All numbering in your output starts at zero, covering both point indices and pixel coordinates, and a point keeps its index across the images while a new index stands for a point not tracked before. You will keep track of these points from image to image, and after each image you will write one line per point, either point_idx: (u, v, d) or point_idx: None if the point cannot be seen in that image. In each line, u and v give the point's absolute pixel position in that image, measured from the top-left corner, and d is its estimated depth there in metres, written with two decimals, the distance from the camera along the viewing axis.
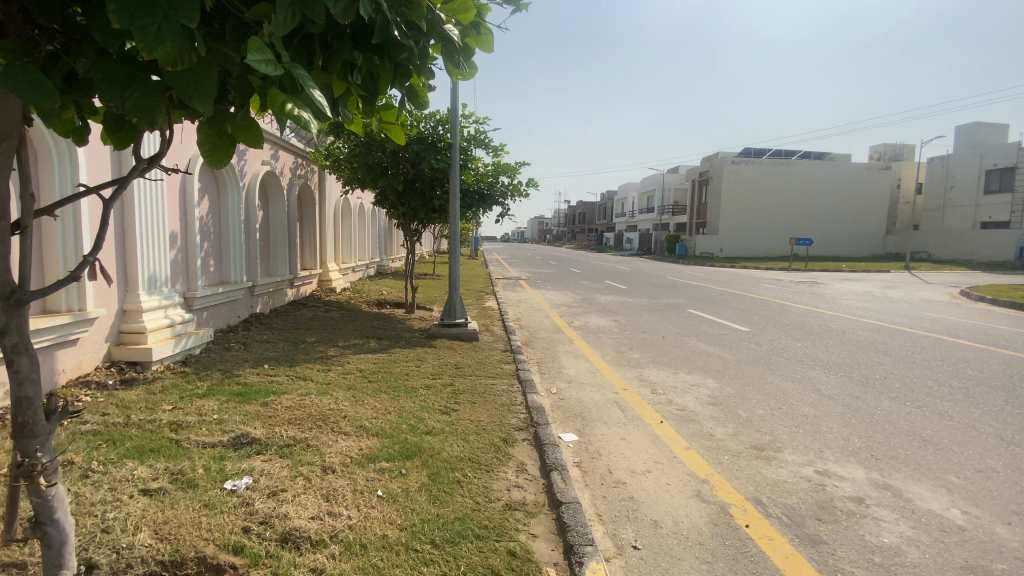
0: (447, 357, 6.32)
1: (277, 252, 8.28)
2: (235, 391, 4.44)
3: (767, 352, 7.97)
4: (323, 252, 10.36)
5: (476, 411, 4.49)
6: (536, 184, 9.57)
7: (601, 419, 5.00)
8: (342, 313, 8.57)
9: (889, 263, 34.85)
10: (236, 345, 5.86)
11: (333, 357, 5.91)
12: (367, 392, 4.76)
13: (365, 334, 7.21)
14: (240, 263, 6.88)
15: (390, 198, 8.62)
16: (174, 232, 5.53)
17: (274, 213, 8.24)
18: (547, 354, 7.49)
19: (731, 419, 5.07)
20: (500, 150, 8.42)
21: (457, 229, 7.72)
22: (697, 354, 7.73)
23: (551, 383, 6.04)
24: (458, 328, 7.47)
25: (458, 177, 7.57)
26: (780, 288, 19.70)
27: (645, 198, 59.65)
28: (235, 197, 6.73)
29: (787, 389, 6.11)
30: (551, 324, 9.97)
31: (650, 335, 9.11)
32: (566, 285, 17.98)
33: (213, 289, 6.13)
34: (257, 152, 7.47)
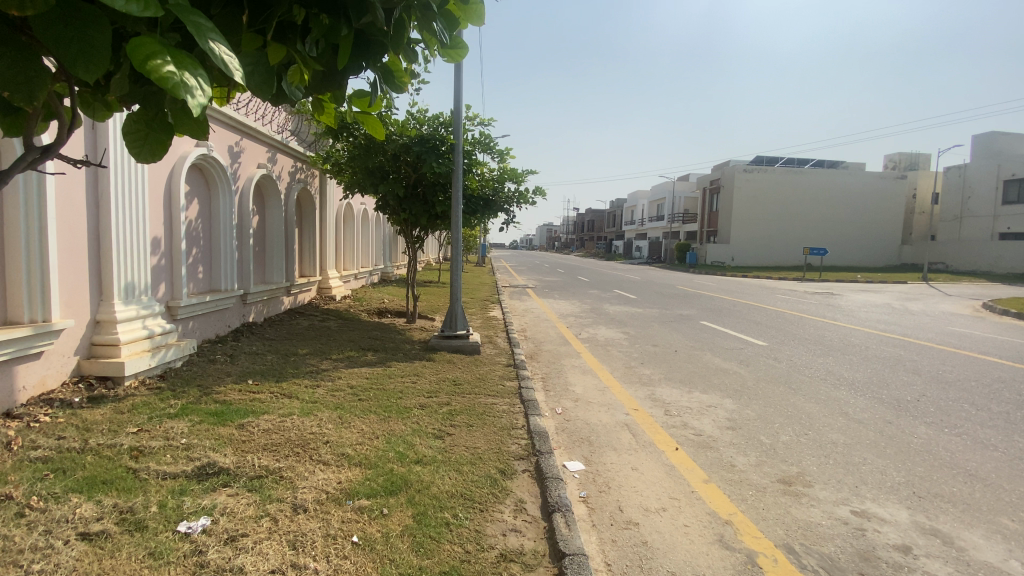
0: (446, 372, 5.93)
1: (273, 259, 7.96)
2: (211, 410, 4.08)
3: (787, 369, 7.49)
4: (323, 259, 10.05)
5: (472, 436, 4.08)
6: (543, 191, 9.21)
7: (611, 445, 4.58)
8: (339, 323, 8.23)
9: (905, 273, 34.02)
10: (222, 358, 5.52)
11: (325, 371, 5.54)
12: (355, 412, 4.37)
13: (361, 345, 6.84)
14: (232, 270, 6.56)
15: (390, 204, 8.30)
16: (158, 236, 5.20)
17: (270, 218, 7.93)
18: (553, 369, 7.08)
19: (753, 447, 4.62)
20: (506, 154, 8.07)
21: (459, 236, 7.34)
22: (712, 371, 7.28)
23: (556, 402, 5.62)
24: (459, 340, 7.08)
25: (461, 181, 7.22)
26: (794, 299, 19.13)
27: (654, 206, 59.12)
28: (227, 201, 6.42)
29: (812, 412, 5.64)
30: (557, 336, 9.55)
31: (661, 348, 8.66)
32: (574, 294, 17.55)
33: (200, 297, 5.81)
34: (253, 154, 7.16)
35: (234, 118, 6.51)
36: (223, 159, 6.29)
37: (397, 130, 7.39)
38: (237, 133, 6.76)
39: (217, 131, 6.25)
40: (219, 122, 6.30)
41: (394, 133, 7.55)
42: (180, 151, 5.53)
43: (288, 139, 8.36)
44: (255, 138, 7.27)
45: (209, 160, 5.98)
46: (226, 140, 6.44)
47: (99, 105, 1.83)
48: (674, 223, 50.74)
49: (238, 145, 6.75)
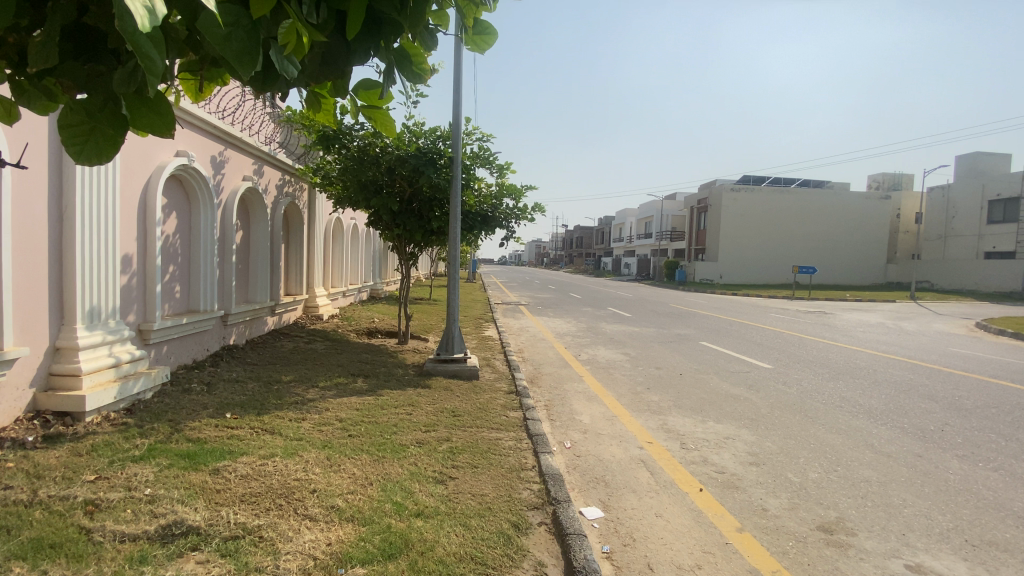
0: (443, 401, 5.48)
1: (257, 277, 7.49)
2: (182, 452, 3.58)
3: (799, 395, 7.14)
4: (311, 276, 9.59)
5: (478, 481, 3.64)
6: (542, 208, 8.88)
7: (629, 488, 4.15)
8: (326, 344, 7.73)
9: (892, 292, 34.32)
10: (198, 387, 5.02)
11: (311, 402, 5.06)
12: (345, 453, 3.89)
13: (351, 371, 6.37)
14: (212, 290, 6.08)
15: (384, 220, 7.90)
16: (130, 253, 4.72)
17: (255, 233, 7.47)
18: (555, 395, 6.66)
19: (783, 488, 4.23)
20: (506, 170, 7.75)
21: (458, 255, 6.95)
22: (722, 397, 6.90)
23: (564, 435, 5.19)
24: (456, 365, 6.64)
25: (460, 197, 6.87)
26: (788, 318, 18.97)
27: (643, 224, 59.36)
28: (208, 216, 5.98)
29: (836, 446, 5.27)
30: (556, 358, 9.14)
31: (666, 372, 8.28)
32: (568, 312, 17.19)
33: (176, 320, 5.32)
34: (238, 165, 6.74)
35: (219, 127, 6.11)
36: (206, 171, 5.87)
37: (393, 142, 7.02)
38: (222, 144, 6.34)
39: (200, 140, 5.84)
40: (203, 131, 5.90)
41: (389, 145, 7.18)
42: (159, 161, 5.10)
43: (276, 150, 7.95)
44: (241, 149, 6.86)
45: (192, 171, 5.55)
46: (209, 149, 6.02)
47: (37, 93, 1.54)
48: (663, 240, 50.88)
49: (222, 156, 6.34)
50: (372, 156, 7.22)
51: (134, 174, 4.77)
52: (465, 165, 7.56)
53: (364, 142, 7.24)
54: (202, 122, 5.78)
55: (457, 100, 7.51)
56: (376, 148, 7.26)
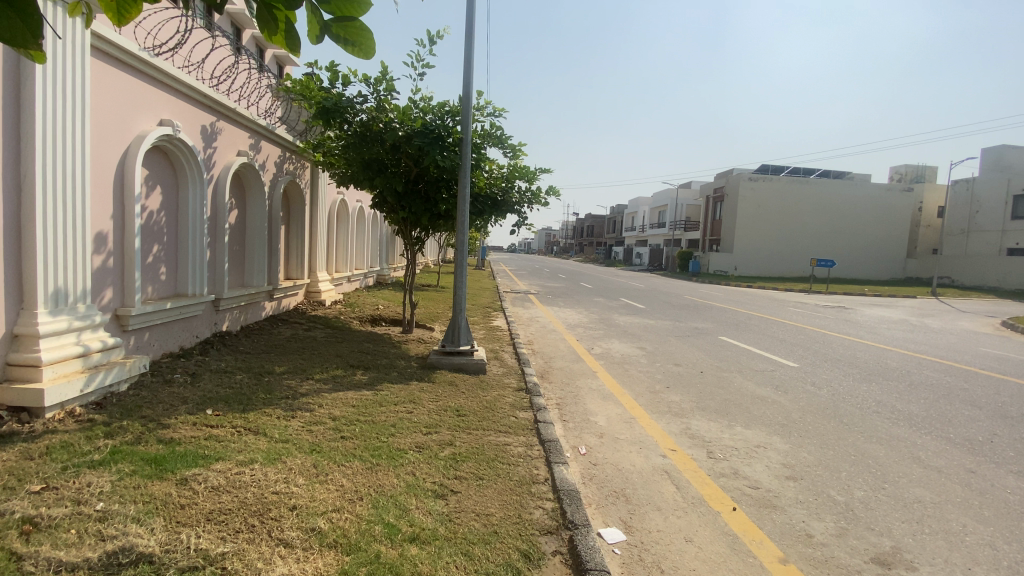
0: (447, 398, 5.03)
1: (254, 260, 7.07)
2: (149, 456, 3.17)
3: (832, 398, 6.61)
4: (312, 260, 9.18)
5: (482, 497, 3.19)
6: (557, 193, 8.33)
7: (653, 505, 3.69)
8: (326, 332, 7.31)
9: (913, 287, 33.34)
10: (181, 378, 4.63)
11: (304, 397, 4.64)
12: (335, 460, 3.46)
13: (349, 362, 5.94)
14: (202, 273, 5.67)
15: (388, 201, 7.42)
16: (104, 230, 4.31)
17: (252, 213, 7.04)
18: (568, 393, 6.21)
19: (828, 510, 3.74)
20: (519, 150, 7.19)
21: (466, 240, 6.45)
22: (747, 400, 6.40)
23: (578, 440, 4.73)
24: (462, 357, 6.20)
25: (469, 177, 6.36)
26: (807, 312, 18.31)
27: (656, 213, 58.37)
28: (197, 192, 5.55)
29: (880, 459, 4.76)
30: (568, 351, 8.66)
31: (686, 369, 7.78)
32: (579, 302, 16.67)
33: (159, 304, 4.92)
34: (232, 139, 6.30)
35: (210, 97, 5.67)
36: (194, 143, 5.42)
37: (398, 117, 6.48)
38: (214, 114, 5.90)
39: (188, 110, 5.39)
40: (192, 100, 5.46)
41: (393, 120, 6.64)
42: (137, 130, 4.67)
43: (276, 125, 7.49)
44: (235, 122, 6.42)
45: (177, 142, 5.11)
46: (198, 119, 5.57)
47: None
48: (676, 230, 49.94)
49: (214, 128, 5.90)
50: (375, 132, 6.70)
51: (109, 143, 4.33)
52: (475, 144, 7.01)
53: (366, 118, 6.71)
54: (190, 91, 5.35)
55: (467, 73, 6.95)
56: (379, 123, 6.72)
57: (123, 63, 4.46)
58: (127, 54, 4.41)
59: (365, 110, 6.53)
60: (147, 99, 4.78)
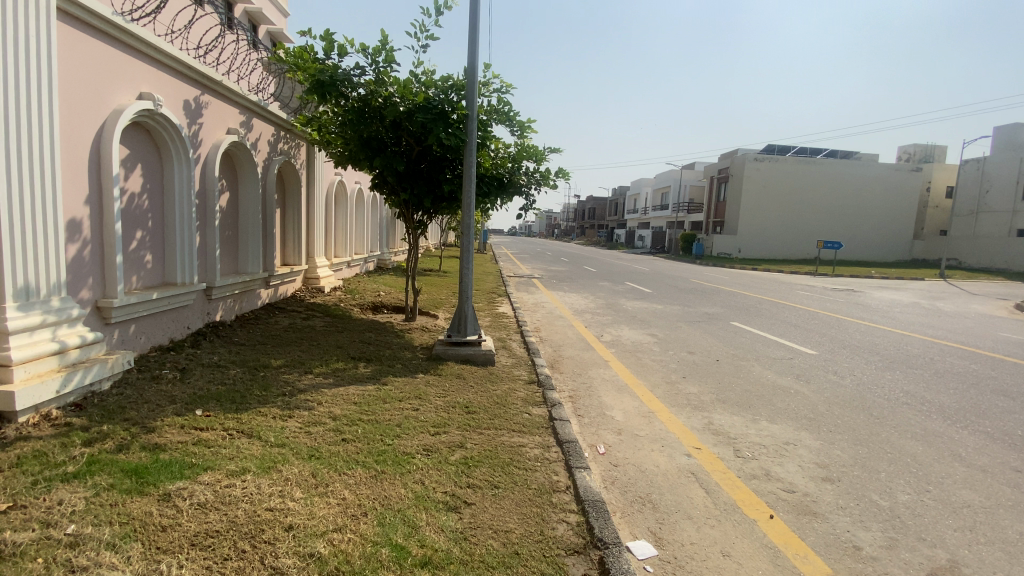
0: (455, 393, 4.71)
1: (248, 245, 6.71)
2: (130, 467, 2.88)
3: (857, 389, 6.30)
4: (310, 244, 8.81)
5: (500, 510, 2.88)
6: (567, 175, 7.88)
7: (683, 514, 3.38)
8: (326, 321, 6.98)
9: (919, 269, 32.91)
10: (169, 375, 4.32)
11: (302, 394, 4.33)
12: (336, 468, 3.14)
13: (350, 354, 5.61)
14: (191, 260, 5.32)
15: (388, 182, 7.03)
16: (79, 216, 3.95)
17: (245, 195, 6.65)
18: (581, 384, 5.89)
19: (873, 518, 3.44)
20: (528, 128, 6.76)
21: (471, 223, 6.07)
22: (769, 392, 6.08)
23: (596, 437, 4.43)
24: (469, 348, 5.87)
25: (475, 157, 6.04)
26: (817, 296, 17.96)
27: (659, 195, 57.63)
28: (182, 173, 5.18)
29: (918, 458, 4.46)
30: (577, 339, 8.33)
31: (701, 357, 7.46)
32: (584, 287, 16.30)
33: (145, 295, 4.58)
34: (220, 116, 5.89)
35: (194, 68, 5.29)
36: (177, 119, 5.04)
37: (398, 91, 6.05)
38: (199, 88, 5.52)
39: (169, 82, 5.01)
40: (173, 72, 5.08)
41: (393, 95, 6.21)
42: (113, 105, 4.28)
43: (269, 102, 7.07)
44: (224, 98, 6.02)
45: (159, 117, 4.73)
46: (180, 93, 5.19)
47: None
48: (679, 212, 49.33)
49: (200, 104, 5.53)
50: (373, 108, 6.27)
51: (82, 119, 3.95)
52: (481, 121, 6.59)
53: (364, 92, 6.27)
54: (171, 62, 4.96)
55: (473, 45, 6.50)
56: (378, 99, 6.29)
57: (94, 29, 4.05)
58: (99, 18, 4.01)
59: (363, 83, 6.10)
60: (123, 70, 4.39)
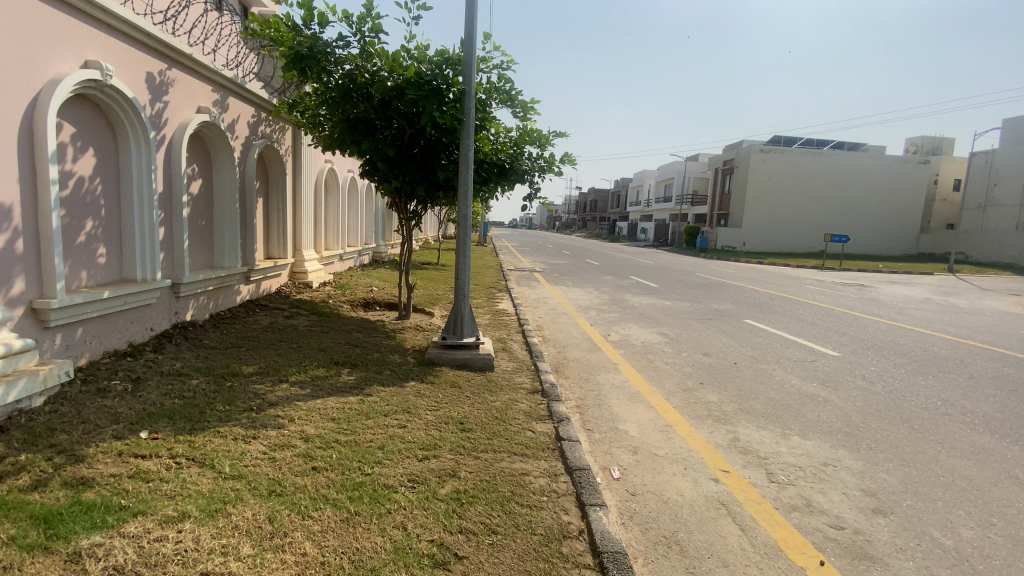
0: (449, 406, 4.15)
1: (224, 237, 6.14)
2: (40, 513, 2.36)
3: (891, 397, 5.74)
4: (297, 237, 8.22)
5: (498, 568, 2.32)
6: (573, 161, 7.28)
7: (717, 560, 2.82)
8: (310, 320, 6.41)
9: (927, 263, 32.25)
10: (119, 387, 3.78)
11: (272, 408, 3.78)
12: (299, 508, 2.60)
13: (334, 358, 5.05)
14: (153, 254, 4.76)
15: (378, 168, 6.44)
16: (7, 201, 3.38)
17: (220, 183, 6.07)
18: (590, 391, 5.33)
19: (940, 563, 2.90)
20: (531, 108, 6.15)
21: (469, 214, 5.51)
22: (796, 401, 5.51)
23: (609, 459, 3.87)
24: (466, 352, 5.30)
25: (472, 139, 5.43)
26: (827, 291, 17.40)
27: (662, 187, 56.80)
28: (141, 155, 4.60)
29: (976, 482, 3.90)
30: (582, 338, 7.76)
31: (717, 360, 6.88)
32: (587, 281, 15.69)
33: (94, 294, 4.03)
34: (188, 93, 5.29)
35: (155, 38, 4.69)
36: (134, 94, 4.47)
37: (386, 65, 5.45)
38: (163, 62, 4.93)
39: (123, 51, 4.43)
40: (128, 40, 4.49)
41: (382, 71, 5.61)
42: (52, 74, 3.70)
43: (248, 80, 6.47)
44: (194, 73, 5.44)
45: (107, 89, 4.15)
46: (139, 64, 4.61)
47: None
48: (683, 204, 48.55)
49: (165, 78, 4.95)
50: (360, 85, 5.66)
51: (10, 88, 3.38)
52: (480, 99, 5.98)
53: (350, 68, 5.66)
54: (125, 28, 4.38)
55: (470, 15, 5.88)
56: (365, 74, 5.68)
57: None
58: None
59: (348, 57, 5.49)
60: (65, 34, 3.81)
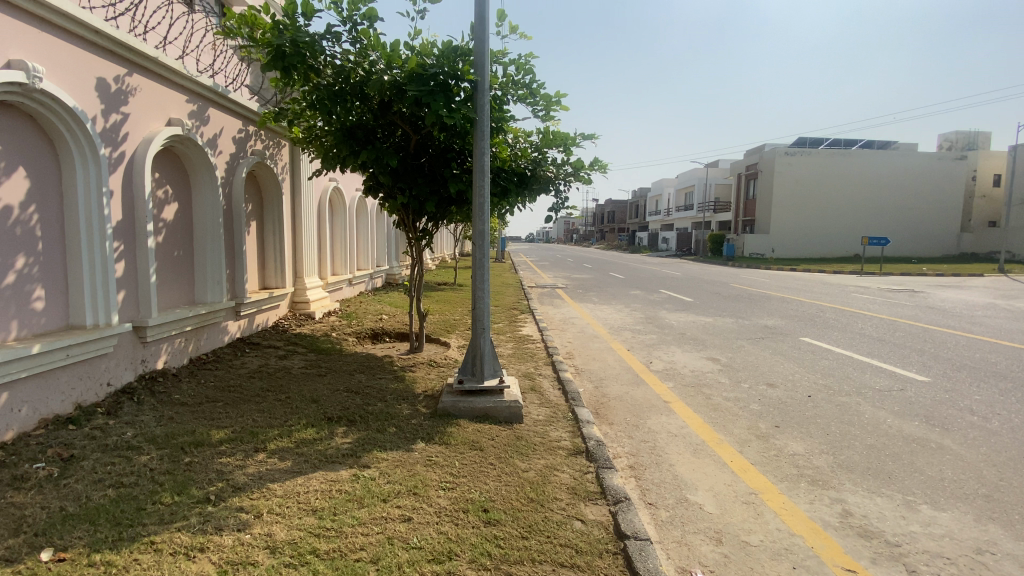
0: (468, 482, 3.17)
1: (206, 269, 5.33)
2: None
3: (1020, 440, 4.56)
4: (297, 263, 7.42)
5: None
6: (603, 166, 6.33)
7: None
8: (307, 360, 5.53)
9: (974, 264, 30.21)
10: (42, 473, 2.92)
11: (235, 496, 2.86)
12: None
13: (328, 413, 4.13)
14: (107, 294, 3.95)
15: (381, 182, 5.58)
16: None
17: (200, 206, 5.29)
18: (642, 444, 4.30)
19: None
20: (555, 103, 5.24)
21: (486, 230, 4.56)
22: (904, 450, 4.36)
23: (686, 555, 2.85)
24: (487, 398, 4.33)
25: (488, 141, 4.52)
26: (876, 298, 16.01)
27: (683, 195, 55.42)
28: (88, 175, 3.81)
29: None
30: (621, 368, 6.73)
31: (787, 393, 5.75)
32: (615, 297, 14.61)
33: (20, 349, 3.22)
34: (153, 102, 4.53)
35: (106, 35, 3.93)
36: (77, 104, 3.69)
37: (383, 59, 4.60)
38: (122, 66, 4.17)
39: (63, 51, 3.65)
40: (70, 37, 3.72)
41: (379, 66, 4.79)
42: None
43: (233, 90, 5.73)
44: (162, 80, 4.67)
45: (37, 95, 3.37)
46: (86, 68, 3.84)
47: None
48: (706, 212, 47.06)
49: (123, 84, 4.18)
50: (354, 84, 4.81)
51: None
52: (495, 97, 5.09)
53: (342, 64, 4.84)
54: (65, 24, 3.60)
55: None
56: (359, 72, 4.85)
57: None
58: None
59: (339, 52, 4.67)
60: None
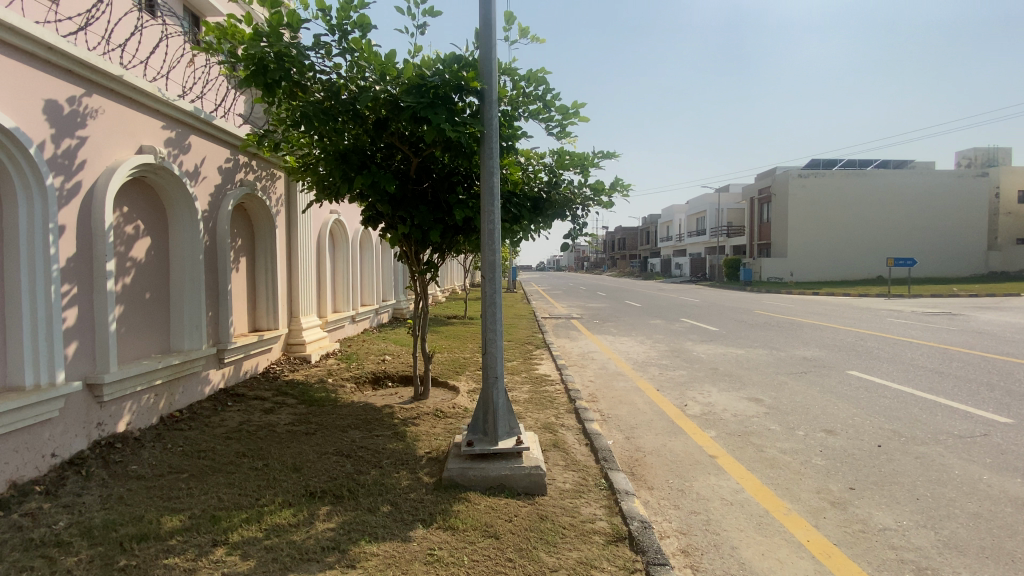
0: None
1: (182, 313, 4.73)
2: None
3: None
4: (293, 302, 6.83)
5: None
6: (624, 187, 5.71)
7: None
8: (296, 414, 4.84)
9: (1008, 283, 28.80)
10: None
11: None
12: None
13: (310, 486, 3.41)
14: (50, 349, 3.33)
15: (380, 211, 5.00)
16: None
17: (177, 242, 4.73)
18: (693, 519, 3.49)
19: None
20: (572, 116, 4.67)
21: (497, 261, 3.90)
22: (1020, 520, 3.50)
23: None
24: (502, 463, 3.58)
25: (496, 157, 3.93)
26: (916, 323, 14.95)
27: (695, 220, 54.81)
28: (31, 209, 3.27)
29: None
30: (653, 413, 5.94)
31: (853, 443, 4.91)
32: (635, 328, 13.78)
33: None
34: (118, 126, 4.01)
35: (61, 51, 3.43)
36: (18, 127, 3.15)
37: (376, 71, 4.07)
38: (81, 86, 3.66)
39: (5, 67, 3.14)
40: (15, 52, 3.20)
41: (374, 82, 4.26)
42: None
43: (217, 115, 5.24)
44: (133, 103, 4.17)
45: None
46: (33, 88, 3.32)
47: None
48: (719, 236, 46.26)
49: (81, 105, 3.66)
50: (345, 101, 4.28)
51: None
52: (505, 112, 4.52)
53: (332, 81, 4.31)
54: (6, 35, 3.08)
55: (485, 5, 4.50)
56: (352, 88, 4.32)
57: None
58: None
59: (326, 66, 4.15)
60: None
